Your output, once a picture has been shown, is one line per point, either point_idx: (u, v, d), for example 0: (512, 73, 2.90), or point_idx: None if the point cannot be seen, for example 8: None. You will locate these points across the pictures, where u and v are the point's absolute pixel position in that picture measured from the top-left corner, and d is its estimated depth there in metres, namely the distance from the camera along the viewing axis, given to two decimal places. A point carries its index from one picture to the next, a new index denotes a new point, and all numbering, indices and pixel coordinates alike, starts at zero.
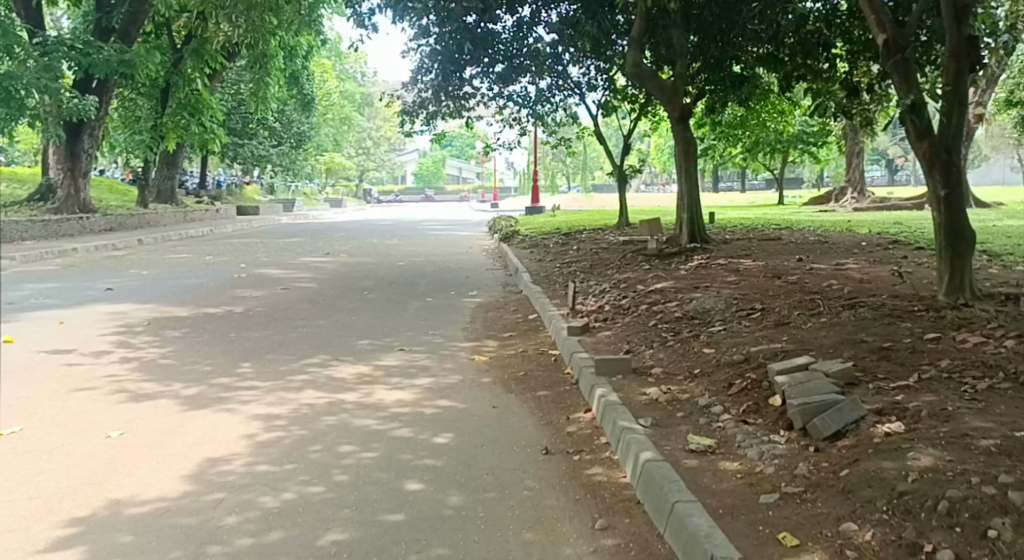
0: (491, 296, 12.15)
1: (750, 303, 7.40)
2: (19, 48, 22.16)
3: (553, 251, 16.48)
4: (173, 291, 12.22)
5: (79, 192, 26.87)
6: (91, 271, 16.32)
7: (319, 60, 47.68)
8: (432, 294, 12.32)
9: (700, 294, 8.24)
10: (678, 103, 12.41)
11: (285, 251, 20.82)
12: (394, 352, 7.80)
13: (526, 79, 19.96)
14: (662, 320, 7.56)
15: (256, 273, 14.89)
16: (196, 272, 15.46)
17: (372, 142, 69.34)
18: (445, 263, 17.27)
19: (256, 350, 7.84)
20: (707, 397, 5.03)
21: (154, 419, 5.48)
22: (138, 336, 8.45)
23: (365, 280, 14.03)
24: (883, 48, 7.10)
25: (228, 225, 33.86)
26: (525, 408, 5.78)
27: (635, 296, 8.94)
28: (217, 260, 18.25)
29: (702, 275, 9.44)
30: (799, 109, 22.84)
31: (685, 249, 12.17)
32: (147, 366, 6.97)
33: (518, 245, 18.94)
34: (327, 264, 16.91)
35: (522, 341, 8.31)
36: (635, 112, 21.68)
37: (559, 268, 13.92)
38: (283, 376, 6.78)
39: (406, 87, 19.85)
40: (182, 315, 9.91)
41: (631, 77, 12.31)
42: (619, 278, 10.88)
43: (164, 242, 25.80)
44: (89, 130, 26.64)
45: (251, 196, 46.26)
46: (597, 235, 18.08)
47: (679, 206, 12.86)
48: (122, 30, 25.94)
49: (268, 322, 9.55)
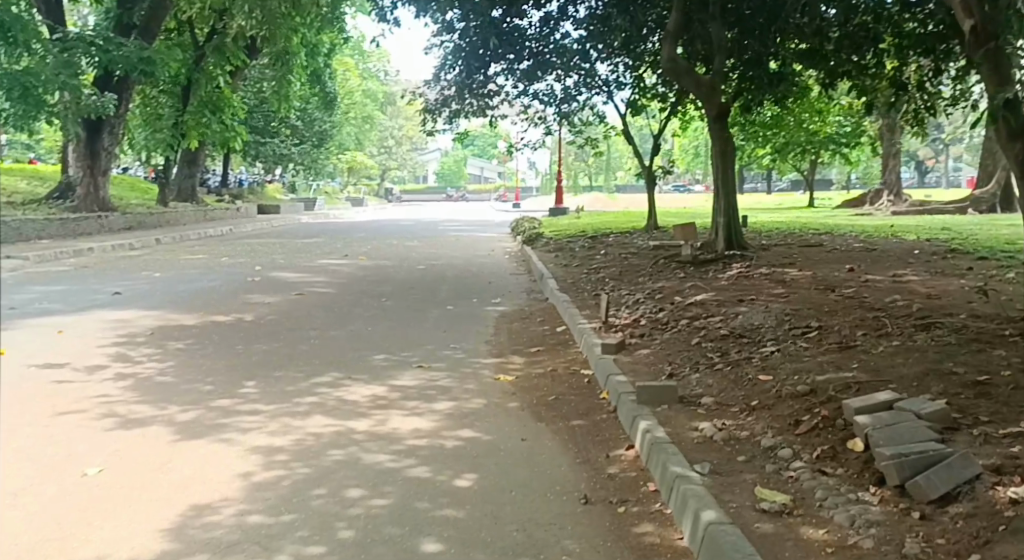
0: (515, 304, 11.51)
1: (805, 320, 6.72)
2: (38, 43, 21.77)
3: (580, 256, 15.80)
4: (183, 296, 11.66)
5: (99, 191, 26.52)
6: (103, 273, 15.80)
7: (342, 59, 47.33)
8: (454, 301, 11.70)
9: (745, 308, 7.54)
10: (716, 101, 11.65)
11: (303, 252, 20.28)
12: (412, 370, 7.17)
13: (553, 76, 19.31)
14: (706, 338, 6.87)
15: (271, 277, 14.31)
16: (210, 275, 14.91)
17: (394, 141, 68.94)
18: (468, 267, 16.66)
19: (263, 365, 7.23)
20: (771, 435, 4.35)
21: (140, 450, 4.89)
22: (138, 347, 7.87)
23: (384, 285, 13.43)
24: (970, 35, 6.36)
25: (247, 224, 33.40)
26: (557, 442, 5.12)
27: (674, 309, 8.24)
28: (233, 262, 17.73)
29: (745, 286, 8.74)
30: (836, 108, 22.11)
31: (721, 256, 11.47)
32: (142, 384, 6.38)
33: (543, 248, 18.29)
34: (345, 267, 16.30)
35: (551, 358, 7.66)
36: (665, 111, 20.98)
37: (587, 274, 13.26)
38: (288, 398, 6.17)
39: (429, 84, 19.25)
40: (189, 324, 9.31)
41: (666, 74, 11.56)
42: (653, 287, 10.20)
43: (183, 242, 25.31)
44: (111, 127, 26.25)
45: (272, 195, 45.88)
46: (626, 238, 17.38)
47: (716, 210, 12.15)
48: (143, 27, 25.53)
49: (279, 333, 8.96)
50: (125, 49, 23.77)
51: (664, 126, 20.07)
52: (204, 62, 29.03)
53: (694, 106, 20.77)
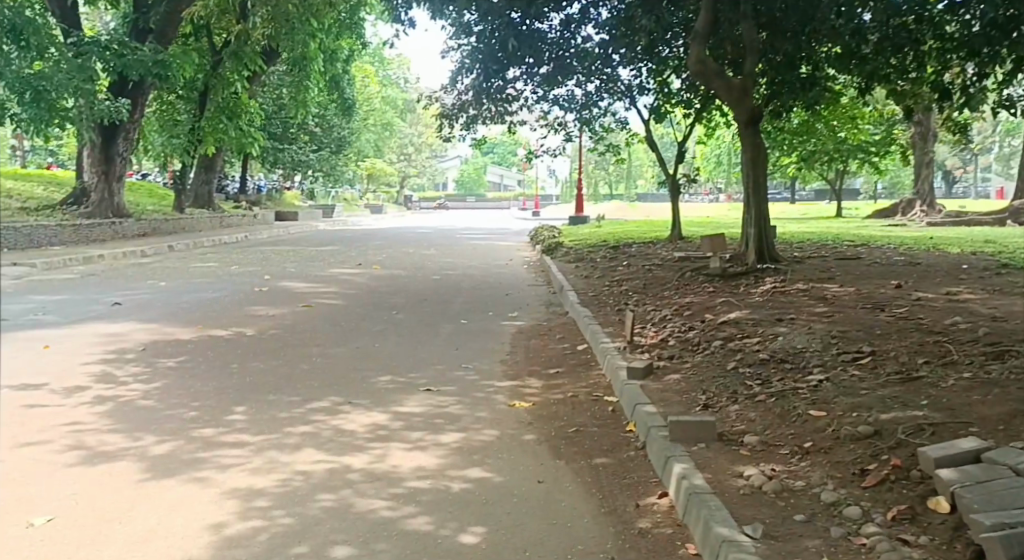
0: (533, 319, 10.88)
1: (856, 344, 6.06)
2: (52, 48, 21.48)
3: (601, 267, 15.15)
4: (186, 308, 11.11)
5: (113, 196, 26.14)
6: (108, 281, 15.32)
7: (362, 66, 47.02)
8: (468, 315, 11.07)
9: (785, 329, 6.88)
10: (747, 106, 11.00)
11: (317, 261, 19.75)
12: (419, 395, 6.54)
13: (573, 81, 18.73)
14: (743, 362, 6.21)
15: (279, 287, 13.76)
16: (217, 284, 14.38)
17: (414, 148, 68.57)
18: (484, 277, 16.08)
19: (257, 387, 6.62)
20: (833, 488, 3.71)
21: (104, 493, 4.31)
22: (125, 365, 7.28)
23: (395, 297, 12.83)
24: None
25: (264, 231, 32.98)
26: (579, 486, 4.48)
27: (705, 328, 7.55)
28: (242, 270, 17.19)
29: (782, 302, 8.07)
30: (868, 115, 21.43)
31: (753, 269, 10.81)
32: (121, 411, 5.79)
33: (562, 258, 17.72)
34: (357, 277, 15.71)
35: (572, 381, 7.01)
36: (690, 117, 20.31)
37: (610, 287, 12.62)
38: (279, 427, 5.56)
39: (445, 89, 18.72)
40: (185, 340, 8.74)
41: (693, 75, 10.94)
42: (680, 303, 9.55)
43: (196, 249, 24.89)
44: (126, 133, 25.85)
45: (290, 202, 45.50)
46: (649, 249, 16.72)
47: (747, 220, 11.49)
48: (159, 31, 25.13)
49: (280, 350, 8.36)
50: (139, 53, 23.35)
51: (689, 134, 19.38)
52: (221, 67, 28.61)
53: (720, 112, 20.09)
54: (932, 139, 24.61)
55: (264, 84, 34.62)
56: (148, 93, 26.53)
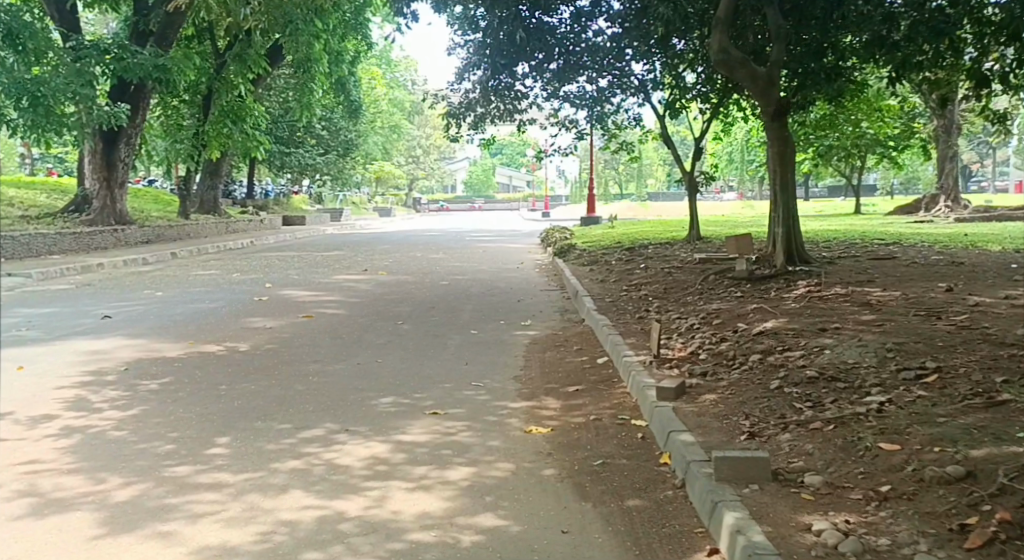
0: (547, 329, 10.20)
1: (917, 359, 5.38)
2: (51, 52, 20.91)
3: (617, 270, 14.46)
4: (179, 321, 10.47)
5: (115, 204, 25.52)
6: (105, 292, 14.72)
7: (368, 68, 46.41)
8: (478, 325, 10.40)
9: (831, 340, 6.18)
10: (774, 96, 10.30)
11: (321, 267, 19.10)
12: (425, 421, 5.87)
13: (584, 76, 18.05)
14: (788, 379, 5.51)
15: (280, 297, 13.13)
16: (216, 293, 13.76)
17: (422, 150, 67.95)
18: (495, 282, 15.41)
19: (245, 413, 5.96)
20: (928, 551, 3.07)
21: (49, 554, 3.64)
22: (103, 389, 6.63)
23: (401, 306, 12.16)
24: None
25: (270, 236, 32.37)
26: (610, 537, 3.80)
27: (739, 339, 6.85)
28: (244, 278, 16.57)
29: (822, 308, 7.37)
30: (891, 108, 20.67)
31: (782, 273, 10.12)
32: (87, 445, 5.13)
33: (575, 261, 17.05)
34: (362, 284, 15.06)
35: (594, 401, 6.32)
36: (706, 112, 19.58)
37: (627, 291, 11.94)
38: (264, 462, 4.90)
39: (452, 86, 18.05)
40: (173, 358, 8.09)
41: (715, 65, 10.27)
42: (707, 309, 8.84)
43: (199, 256, 24.27)
44: (127, 139, 25.28)
45: (297, 206, 44.89)
46: (667, 250, 16.00)
47: (774, 219, 10.78)
48: (159, 34, 24.54)
49: (274, 367, 7.69)
50: (140, 57, 22.62)
51: (706, 130, 18.66)
52: (225, 70, 27.96)
53: (737, 107, 19.36)
54: (955, 132, 23.76)
55: (269, 87, 34.05)
56: (150, 97, 25.90)
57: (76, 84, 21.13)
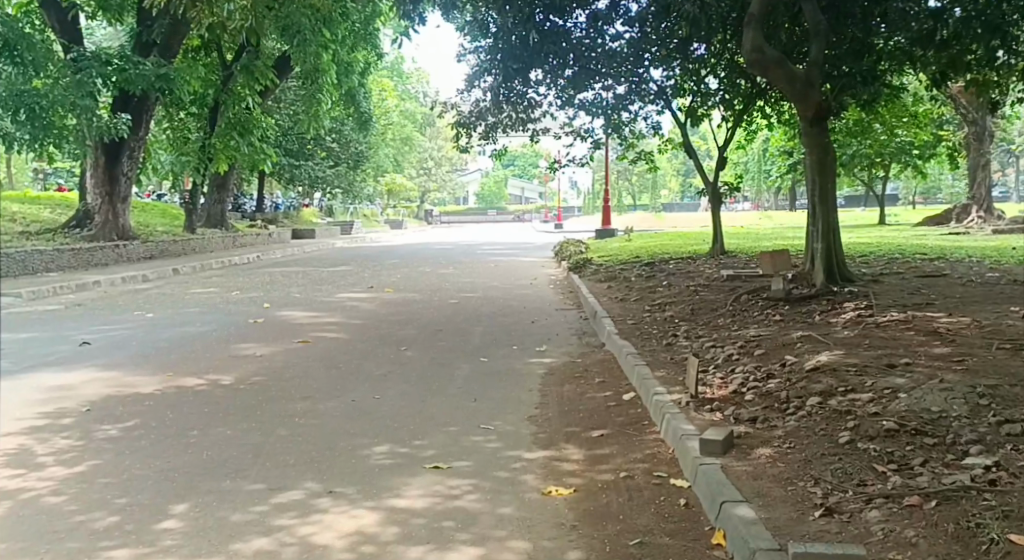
0: (564, 356, 9.29)
1: (1019, 410, 4.54)
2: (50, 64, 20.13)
3: (637, 288, 13.55)
4: (162, 348, 9.62)
5: (117, 218, 24.65)
6: (94, 313, 13.92)
7: (378, 79, 45.74)
8: (488, 351, 9.51)
9: (903, 379, 5.28)
10: (814, 100, 9.39)
11: (326, 284, 18.27)
12: (423, 479, 4.97)
13: (600, 83, 17.18)
14: (861, 430, 4.61)
15: (277, 319, 12.27)
16: (211, 315, 12.91)
17: (435, 162, 67.20)
18: (507, 301, 14.53)
19: (213, 469, 5.07)
20: None
21: None
22: (54, 438, 5.76)
23: (406, 329, 11.26)
24: None
25: (278, 251, 31.58)
26: None
27: (791, 375, 5.93)
28: (243, 297, 15.74)
29: (882, 337, 6.46)
30: (925, 113, 19.67)
31: (824, 295, 9.19)
32: (13, 518, 4.25)
33: (592, 277, 16.17)
34: (365, 304, 14.19)
35: (623, 451, 5.39)
36: (728, 121, 18.69)
37: (651, 313, 11.03)
38: (223, 540, 4.00)
39: (462, 94, 17.20)
40: (146, 393, 7.23)
41: (747, 65, 9.31)
42: (744, 336, 7.92)
43: (203, 272, 23.43)
44: (130, 151, 24.51)
45: (307, 218, 44.13)
46: (690, 266, 15.06)
47: (811, 233, 9.88)
48: (163, 45, 23.78)
49: (258, 406, 6.80)
50: (143, 68, 21.45)
51: (730, 138, 17.76)
52: (232, 81, 27.19)
53: (761, 115, 18.47)
54: (987, 140, 22.57)
55: (277, 98, 33.34)
56: (154, 109, 25.14)
57: (75, 95, 20.03)
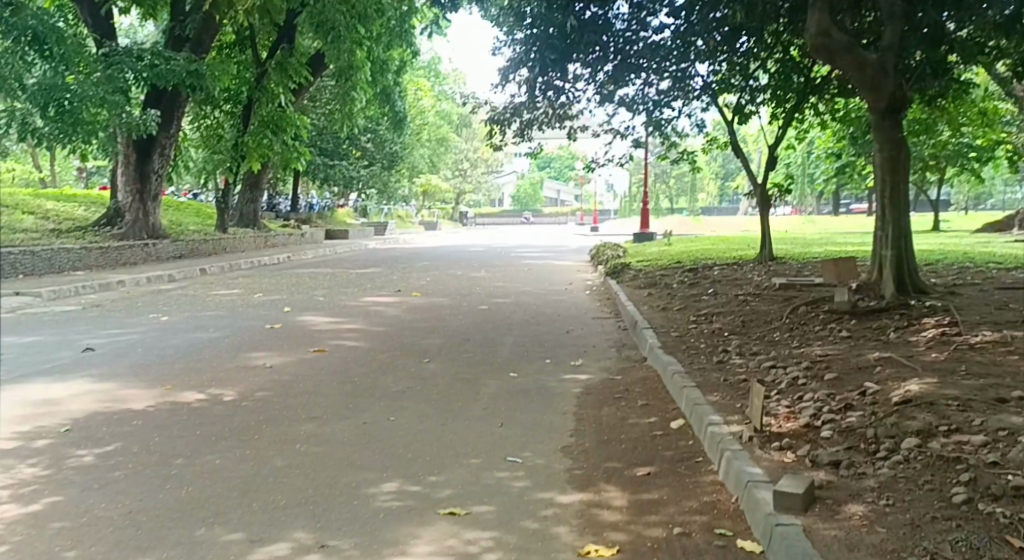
0: (602, 373, 8.44)
1: None
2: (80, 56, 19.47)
3: (681, 295, 12.66)
4: (167, 355, 8.91)
5: (148, 217, 24.17)
6: (109, 314, 13.28)
7: (413, 79, 45.10)
8: (519, 366, 8.68)
9: (1020, 421, 4.40)
10: (886, 89, 8.59)
11: (353, 287, 17.51)
12: (434, 529, 4.15)
13: (642, 78, 16.30)
14: (981, 487, 3.73)
15: (296, 325, 11.53)
16: (228, 319, 12.20)
17: (472, 164, 66.39)
18: (541, 307, 13.69)
19: (188, 514, 4.29)
20: None
21: None
22: (17, 467, 5.03)
23: (431, 338, 10.42)
24: None
25: (310, 251, 30.99)
26: None
27: (875, 405, 5.04)
28: (267, 299, 15.03)
29: (979, 366, 5.57)
30: (990, 112, 18.53)
31: (897, 309, 8.31)
32: None
33: (632, 283, 15.28)
34: (391, 310, 13.37)
35: (675, 498, 4.51)
36: (778, 118, 17.74)
37: (698, 324, 10.14)
38: None
39: (497, 89, 16.39)
40: (136, 408, 6.50)
41: (811, 49, 8.54)
42: (810, 355, 7.05)
43: (232, 273, 22.80)
44: (161, 149, 23.91)
45: (341, 219, 43.58)
46: (737, 273, 14.09)
47: (880, 239, 8.99)
48: (195, 40, 23.15)
49: (257, 429, 6.01)
50: (173, 63, 21.14)
51: (781, 136, 16.81)
52: (266, 79, 26.52)
53: (814, 112, 17.51)
54: None
55: (311, 97, 32.81)
56: (186, 105, 24.51)
57: (104, 90, 19.64)
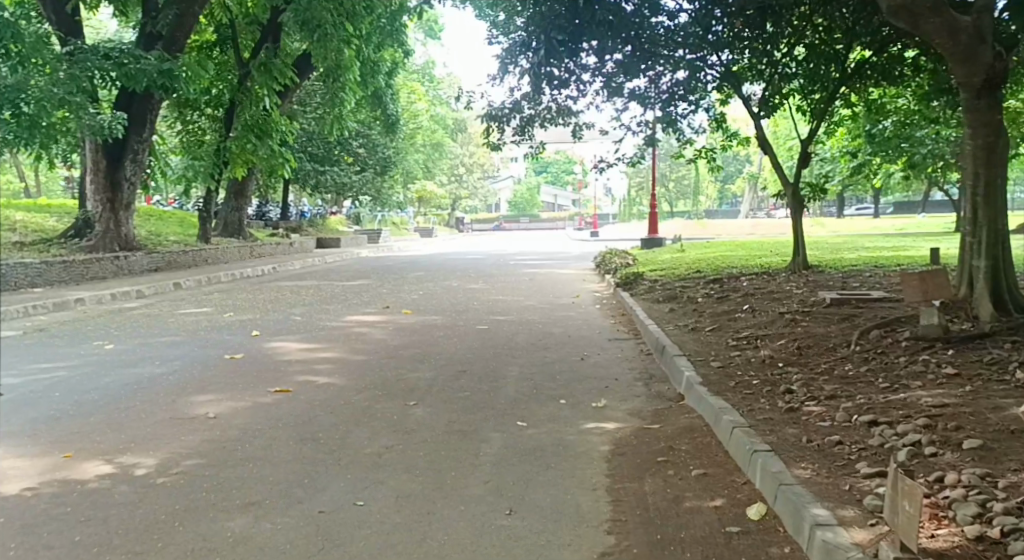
0: (633, 419, 6.72)
1: None
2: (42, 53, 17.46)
3: (710, 312, 10.98)
4: (86, 400, 7.11)
5: (120, 227, 22.02)
6: (52, 339, 11.45)
7: (406, 82, 43.26)
8: (528, 411, 6.94)
9: None
10: (984, 58, 7.04)
11: (339, 302, 15.68)
12: None
13: (656, 69, 14.56)
14: None
15: (262, 354, 9.73)
16: (184, 345, 10.39)
17: (467, 169, 64.53)
18: (549, 326, 11.95)
19: None
20: None
21: None
22: None
23: (419, 371, 8.63)
24: None
25: (297, 261, 29.13)
26: None
27: None
28: (239, 319, 13.20)
29: None
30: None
31: (1006, 340, 6.77)
32: None
33: (649, 295, 13.59)
34: (375, 332, 11.56)
35: None
36: (807, 110, 16.12)
37: (742, 350, 8.44)
38: None
39: (495, 82, 14.64)
40: (10, 493, 4.76)
41: (888, 12, 6.98)
42: (918, 401, 5.40)
43: (209, 287, 20.91)
44: (134, 154, 21.81)
45: (332, 227, 41.68)
46: (769, 284, 12.44)
47: (971, 248, 7.51)
48: (168, 38, 20.39)
49: (168, 527, 4.29)
50: (143, 62, 18.66)
51: (814, 129, 15.16)
52: (249, 80, 24.43)
53: (847, 103, 15.91)
54: None
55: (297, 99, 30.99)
56: (161, 107, 22.31)
57: (63, 91, 17.37)
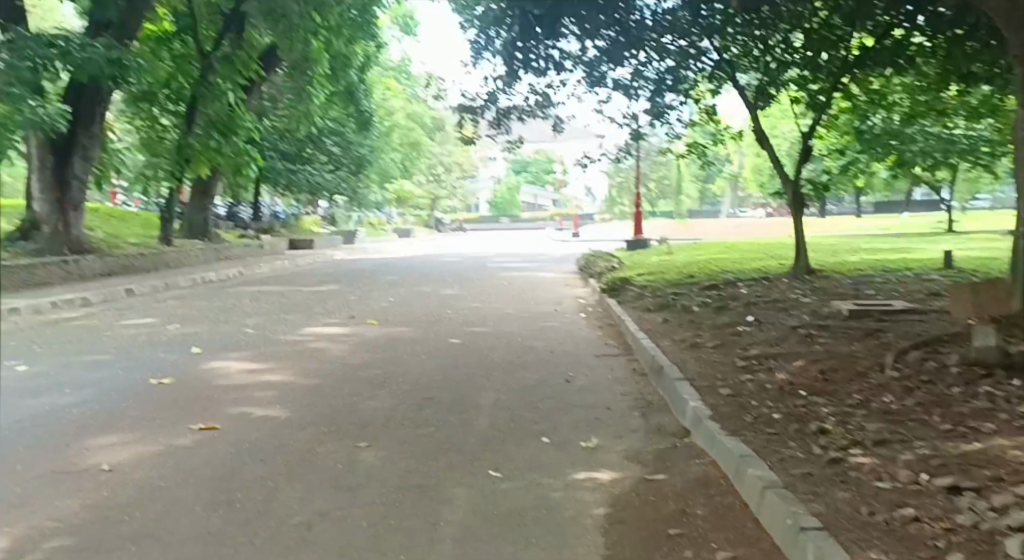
0: (632, 465, 5.44)
1: None
2: None
3: (710, 324, 9.74)
4: None
5: (69, 229, 20.49)
6: None
7: (382, 79, 41.78)
8: (501, 455, 5.66)
9: None
10: None
11: (300, 311, 14.29)
12: None
13: (643, 57, 13.28)
14: None
15: (196, 376, 8.39)
16: (110, 366, 9.01)
17: (445, 169, 63.00)
18: (530, 339, 10.68)
19: None
20: None
21: None
22: None
23: (377, 399, 7.34)
24: None
25: (264, 264, 27.63)
26: None
27: None
28: (185, 333, 11.81)
29: None
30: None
31: None
32: None
33: (639, 303, 12.34)
34: (335, 348, 10.23)
35: None
36: (805, 102, 14.92)
37: (754, 373, 7.20)
38: None
39: (470, 69, 13.34)
40: None
41: None
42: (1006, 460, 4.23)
43: (164, 293, 19.44)
44: (83, 151, 20.30)
45: (306, 227, 40.12)
46: (772, 292, 11.24)
47: None
48: (119, 26, 18.75)
49: None
50: (90, 50, 17.04)
51: (814, 122, 13.97)
52: (211, 72, 22.81)
53: (849, 94, 14.70)
54: None
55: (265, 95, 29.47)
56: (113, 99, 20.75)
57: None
